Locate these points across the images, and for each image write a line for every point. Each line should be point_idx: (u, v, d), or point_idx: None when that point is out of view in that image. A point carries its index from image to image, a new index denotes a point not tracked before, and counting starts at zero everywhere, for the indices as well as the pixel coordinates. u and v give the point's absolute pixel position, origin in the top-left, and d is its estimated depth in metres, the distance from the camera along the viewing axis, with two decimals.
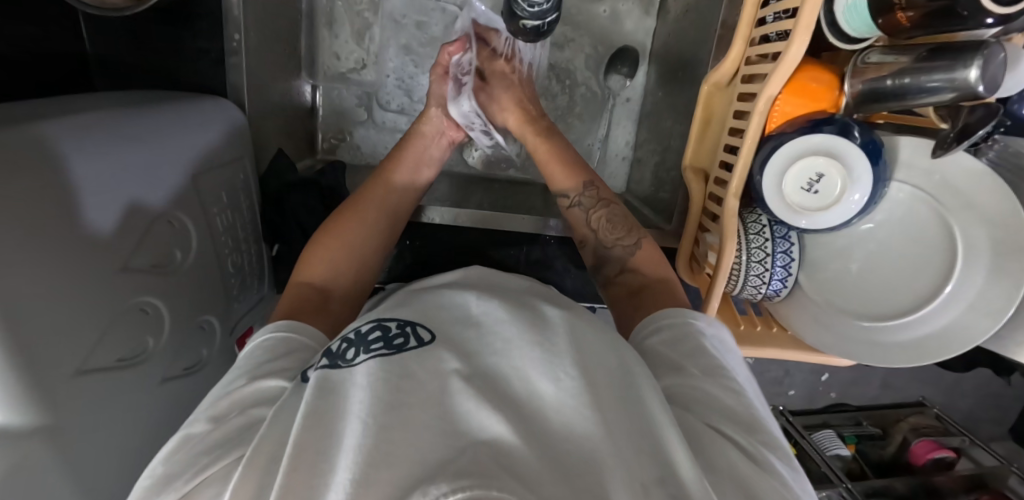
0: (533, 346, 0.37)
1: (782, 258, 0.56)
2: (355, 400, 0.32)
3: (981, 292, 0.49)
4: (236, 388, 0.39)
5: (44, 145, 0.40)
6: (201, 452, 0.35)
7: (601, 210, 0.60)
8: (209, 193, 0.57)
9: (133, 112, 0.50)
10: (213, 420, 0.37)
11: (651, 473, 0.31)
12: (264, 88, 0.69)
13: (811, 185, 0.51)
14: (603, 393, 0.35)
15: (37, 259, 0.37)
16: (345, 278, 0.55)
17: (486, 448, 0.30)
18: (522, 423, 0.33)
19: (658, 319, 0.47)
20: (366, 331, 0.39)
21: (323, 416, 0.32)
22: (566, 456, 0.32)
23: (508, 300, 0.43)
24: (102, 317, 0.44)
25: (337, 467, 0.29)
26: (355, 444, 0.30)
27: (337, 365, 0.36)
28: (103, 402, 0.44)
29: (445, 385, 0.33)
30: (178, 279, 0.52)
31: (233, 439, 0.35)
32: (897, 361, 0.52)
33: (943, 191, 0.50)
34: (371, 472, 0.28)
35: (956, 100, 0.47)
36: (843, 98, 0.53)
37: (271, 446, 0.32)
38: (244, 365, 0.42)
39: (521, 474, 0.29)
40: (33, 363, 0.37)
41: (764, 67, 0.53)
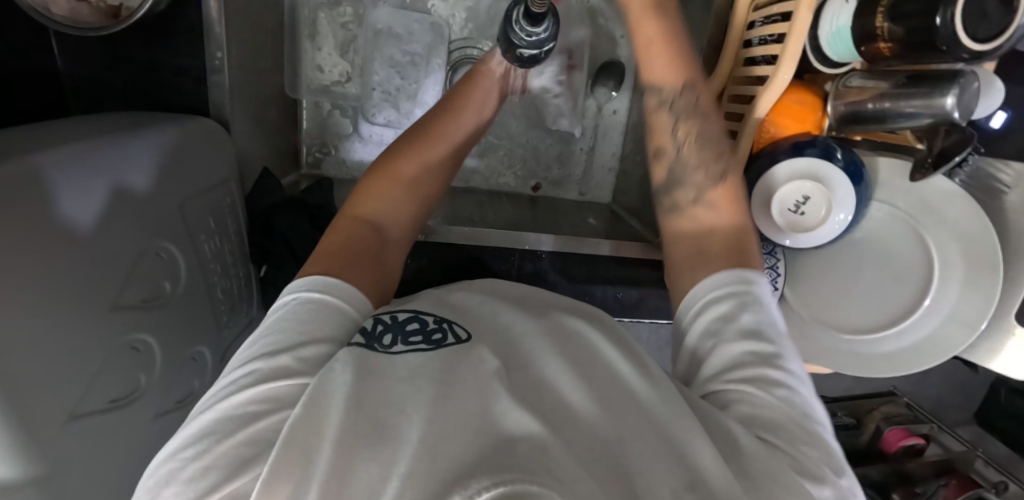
0: (562, 364, 0.37)
1: (771, 275, 0.56)
2: (401, 395, 0.31)
3: (957, 306, 0.51)
4: (266, 361, 0.35)
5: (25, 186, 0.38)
6: (229, 432, 0.31)
7: (692, 124, 0.54)
8: (197, 220, 0.55)
9: (117, 140, 0.48)
10: (239, 396, 0.33)
11: (682, 481, 0.30)
12: (246, 105, 0.67)
13: (798, 207, 0.52)
14: (631, 413, 0.34)
15: (23, 310, 0.36)
16: (395, 221, 0.53)
17: (523, 445, 0.28)
18: (554, 428, 0.31)
19: (708, 285, 0.43)
20: (403, 320, 0.39)
21: (367, 406, 0.30)
22: (604, 466, 0.29)
23: (536, 313, 0.44)
24: (92, 359, 0.42)
25: (388, 455, 0.27)
26: (413, 439, 0.27)
27: (374, 348, 0.36)
28: (96, 446, 0.43)
29: (486, 385, 0.33)
30: (169, 313, 0.51)
31: (261, 427, 0.31)
32: (882, 371, 0.53)
33: (919, 209, 0.52)
34: (420, 461, 0.26)
35: (933, 125, 0.49)
36: (826, 119, 0.55)
37: (302, 435, 0.29)
38: (272, 332, 0.38)
39: (557, 474, 0.26)
40: (19, 419, 0.35)
41: (753, 88, 0.55)
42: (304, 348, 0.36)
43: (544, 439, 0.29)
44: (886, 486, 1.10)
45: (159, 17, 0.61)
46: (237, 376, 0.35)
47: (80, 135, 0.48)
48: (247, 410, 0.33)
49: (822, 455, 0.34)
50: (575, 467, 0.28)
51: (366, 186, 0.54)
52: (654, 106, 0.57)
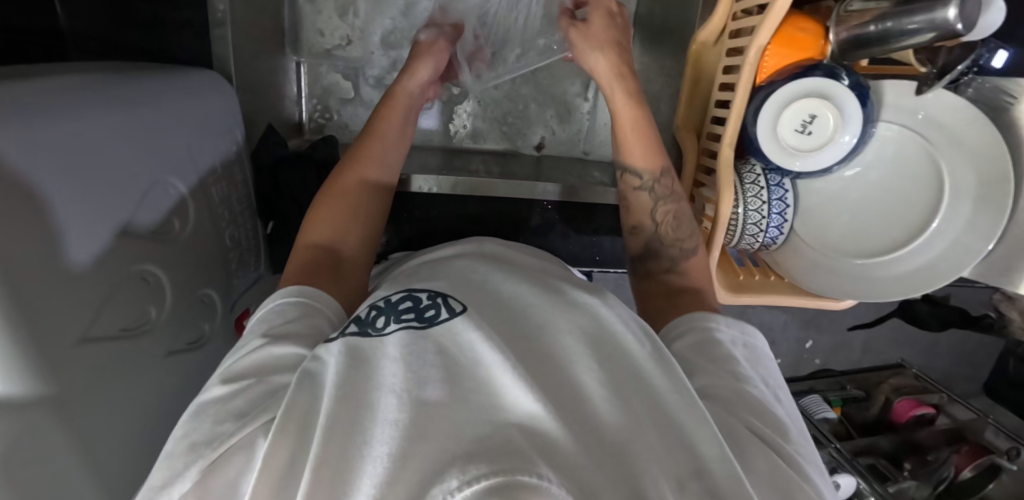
0: (571, 332, 0.36)
1: (778, 206, 0.57)
2: (387, 372, 0.33)
3: (968, 222, 0.52)
4: (252, 349, 0.38)
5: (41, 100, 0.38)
6: (223, 417, 0.34)
7: (672, 206, 0.58)
8: (205, 164, 0.56)
9: (115, 79, 0.49)
10: (232, 381, 0.36)
11: (686, 466, 0.30)
12: (247, 64, 0.68)
13: (805, 126, 0.53)
14: (634, 379, 0.34)
15: (45, 211, 0.36)
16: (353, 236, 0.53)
17: (521, 429, 0.29)
18: (558, 398, 0.31)
19: (689, 320, 0.47)
20: (396, 300, 0.40)
21: (359, 390, 0.32)
22: (604, 438, 0.30)
23: (529, 278, 0.43)
24: (104, 283, 0.42)
25: (373, 439, 0.29)
26: (393, 418, 0.29)
27: (366, 332, 0.37)
28: (108, 370, 0.43)
29: (485, 361, 0.32)
30: (178, 249, 0.51)
31: (255, 404, 0.34)
32: (894, 293, 0.54)
33: (930, 128, 0.53)
34: (409, 446, 0.27)
35: (935, 41, 0.48)
36: (829, 46, 0.55)
37: (297, 416, 0.32)
38: (258, 328, 0.42)
39: (557, 459, 0.27)
40: (34, 326, 0.35)
41: (752, 19, 0.54)
42: (286, 339, 0.40)
43: (548, 425, 0.29)
44: (898, 457, 1.07)
45: None
46: (234, 363, 0.38)
47: (90, 75, 0.48)
48: (241, 397, 0.35)
49: (771, 427, 0.39)
50: (578, 453, 0.28)
51: (316, 208, 0.53)
52: (635, 186, 0.60)
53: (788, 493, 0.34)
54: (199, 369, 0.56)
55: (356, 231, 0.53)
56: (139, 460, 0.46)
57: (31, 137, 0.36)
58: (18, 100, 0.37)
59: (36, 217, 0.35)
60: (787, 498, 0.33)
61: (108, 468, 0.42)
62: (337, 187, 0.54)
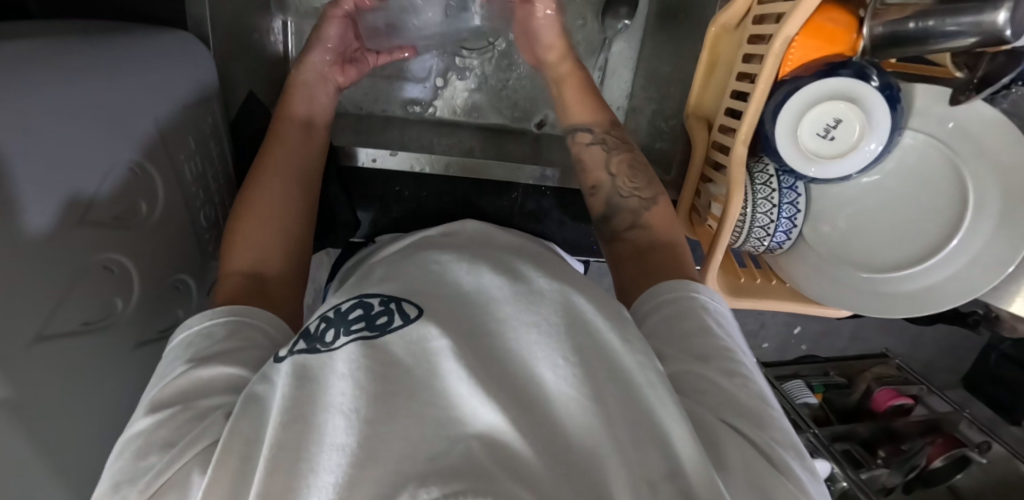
0: (535, 326, 0.36)
1: (788, 210, 0.55)
2: (336, 391, 0.33)
3: (987, 244, 0.48)
4: (174, 376, 0.37)
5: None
6: (148, 451, 0.34)
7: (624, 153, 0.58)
8: (175, 140, 0.51)
9: (67, 45, 0.43)
10: (155, 412, 0.35)
11: (659, 469, 0.31)
12: (228, 24, 0.62)
13: (827, 131, 0.49)
14: (603, 382, 0.34)
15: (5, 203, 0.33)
16: (277, 253, 0.49)
17: (482, 442, 0.30)
18: (519, 411, 0.32)
19: (662, 291, 0.45)
20: (347, 310, 0.39)
21: (304, 411, 0.32)
22: (568, 451, 0.31)
23: (491, 264, 0.42)
24: (61, 277, 0.39)
25: (318, 467, 0.30)
26: (342, 442, 0.30)
27: (315, 349, 0.36)
28: (69, 369, 0.40)
29: (435, 367, 0.33)
30: (146, 235, 0.47)
31: (183, 436, 0.34)
32: (899, 312, 0.52)
33: (958, 138, 0.49)
34: (359, 473, 0.28)
35: (977, 46, 0.45)
36: (860, 42, 0.50)
37: (240, 441, 0.33)
38: (180, 355, 0.40)
39: (518, 470, 0.29)
40: None
41: (781, 6, 0.50)
42: (212, 361, 0.38)
43: (510, 437, 0.30)
44: (873, 443, 1.07)
45: None
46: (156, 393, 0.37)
47: (41, 36, 0.43)
48: (167, 426, 0.35)
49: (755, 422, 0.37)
50: (541, 467, 0.30)
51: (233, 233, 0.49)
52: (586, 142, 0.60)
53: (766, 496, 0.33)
54: None
55: (280, 238, 0.50)
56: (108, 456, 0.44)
57: None
58: None
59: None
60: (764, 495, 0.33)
61: (71, 467, 0.40)
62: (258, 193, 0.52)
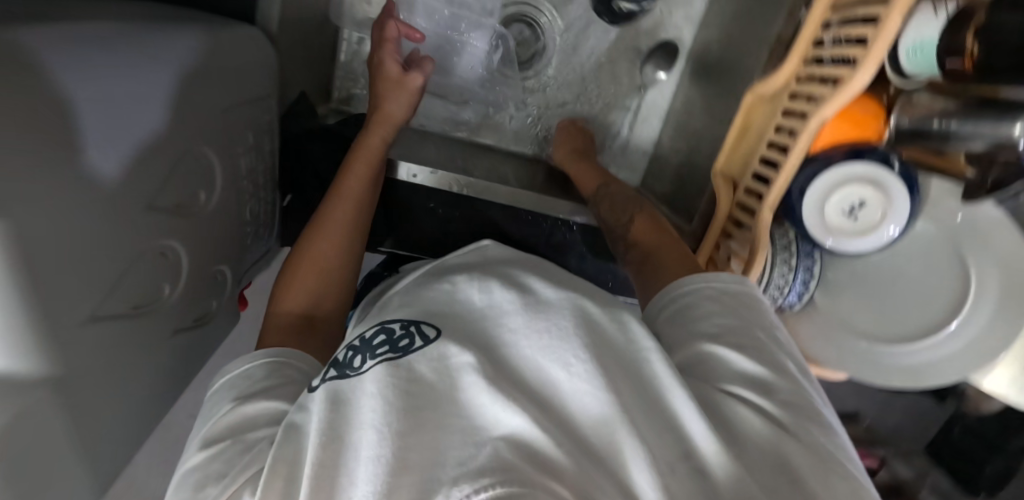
0: (541, 332, 0.38)
1: (804, 274, 0.58)
2: (366, 409, 0.35)
3: (982, 331, 0.53)
4: (223, 413, 0.42)
5: (67, 58, 0.35)
6: (205, 482, 0.37)
7: (605, 200, 0.68)
8: (236, 133, 0.52)
9: (155, 30, 0.45)
10: (209, 447, 0.40)
11: (675, 452, 0.34)
12: (293, 25, 0.64)
13: (851, 209, 0.53)
14: (617, 375, 0.36)
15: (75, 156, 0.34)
16: (326, 296, 0.56)
17: (508, 443, 0.32)
18: (540, 413, 0.34)
19: (678, 286, 0.49)
20: (370, 336, 0.43)
21: (338, 431, 0.35)
22: (586, 438, 0.34)
23: (497, 279, 0.45)
24: (123, 258, 0.39)
25: (358, 480, 0.32)
26: (374, 454, 0.32)
27: (345, 374, 0.40)
28: (114, 349, 0.40)
29: (456, 381, 0.36)
30: (201, 223, 0.48)
31: (232, 465, 0.38)
32: (892, 381, 0.55)
33: (966, 230, 0.54)
34: (395, 479, 0.31)
35: (992, 152, 0.48)
36: (887, 129, 0.56)
37: (286, 468, 0.35)
38: (229, 394, 0.45)
39: (552, 471, 0.31)
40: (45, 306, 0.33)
41: (821, 89, 0.54)
42: (255, 398, 0.43)
43: (535, 437, 0.32)
44: None
45: None
46: (209, 433, 0.41)
47: (130, 20, 0.44)
48: (218, 457, 0.39)
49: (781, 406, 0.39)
50: (567, 462, 0.32)
51: (285, 280, 0.56)
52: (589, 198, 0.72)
53: (788, 474, 0.35)
54: (199, 344, 0.54)
55: (335, 289, 0.57)
56: (129, 437, 0.44)
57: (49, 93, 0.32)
58: (47, 48, 0.34)
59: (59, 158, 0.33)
60: (784, 472, 0.35)
61: (98, 447, 0.40)
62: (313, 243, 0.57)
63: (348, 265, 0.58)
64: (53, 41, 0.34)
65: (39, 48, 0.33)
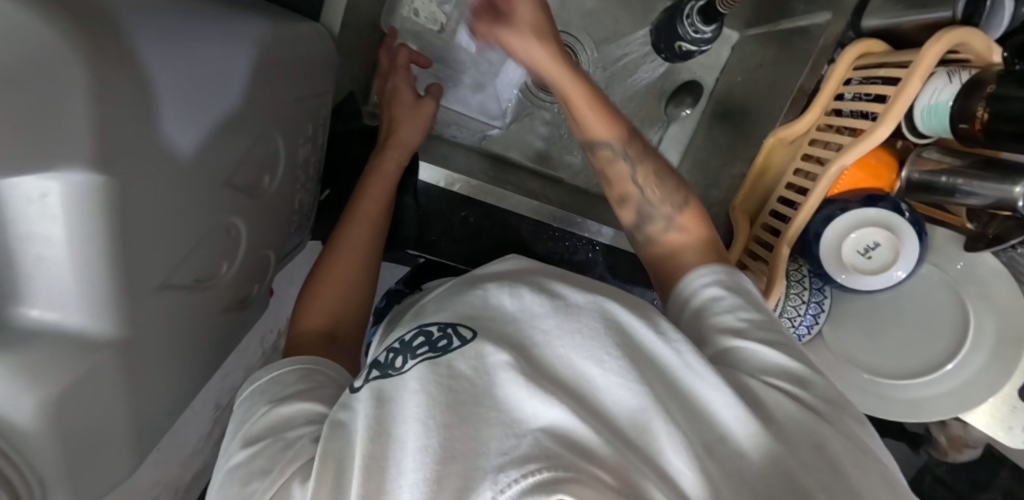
0: (575, 332, 0.40)
1: (814, 308, 0.62)
2: (410, 405, 0.37)
3: (978, 372, 0.57)
4: (259, 415, 0.43)
5: (172, 35, 0.36)
6: (250, 478, 0.39)
7: (648, 165, 0.60)
8: (298, 125, 0.54)
9: (246, 20, 0.47)
10: (251, 445, 0.42)
11: (704, 440, 0.37)
12: (351, 29, 0.67)
13: (866, 250, 0.57)
14: (646, 371, 0.39)
15: (153, 127, 0.34)
16: (346, 313, 0.58)
17: (549, 433, 0.34)
18: (579, 408, 0.36)
19: (694, 282, 0.52)
20: (411, 339, 0.44)
21: (383, 426, 0.37)
22: (623, 428, 0.36)
23: (527, 284, 0.46)
24: (196, 231, 0.41)
25: (405, 470, 0.34)
26: (418, 444, 0.34)
27: (388, 374, 0.41)
28: (174, 318, 0.41)
29: (493, 377, 0.37)
30: (262, 206, 0.49)
31: (272, 464, 0.39)
32: (895, 414, 0.59)
33: (966, 278, 0.58)
34: (443, 469, 0.32)
35: (992, 208, 0.54)
36: (898, 181, 0.60)
37: (331, 462, 0.37)
38: (266, 393, 0.46)
39: (595, 457, 0.33)
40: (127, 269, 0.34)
41: (841, 138, 0.59)
42: (289, 400, 0.45)
43: (574, 428, 0.34)
44: None
45: None
46: (247, 433, 0.43)
47: (221, 7, 0.46)
48: (259, 457, 0.40)
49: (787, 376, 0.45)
50: (608, 451, 0.34)
51: (306, 301, 0.57)
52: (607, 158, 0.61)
53: (817, 449, 0.39)
54: (237, 325, 0.54)
55: (356, 307, 0.59)
56: (169, 409, 0.45)
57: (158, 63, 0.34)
58: (158, 24, 0.35)
59: (137, 123, 0.32)
60: (817, 448, 0.39)
61: (145, 413, 0.41)
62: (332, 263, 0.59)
63: (368, 280, 0.60)
64: (161, 11, 0.37)
65: (151, 22, 0.35)
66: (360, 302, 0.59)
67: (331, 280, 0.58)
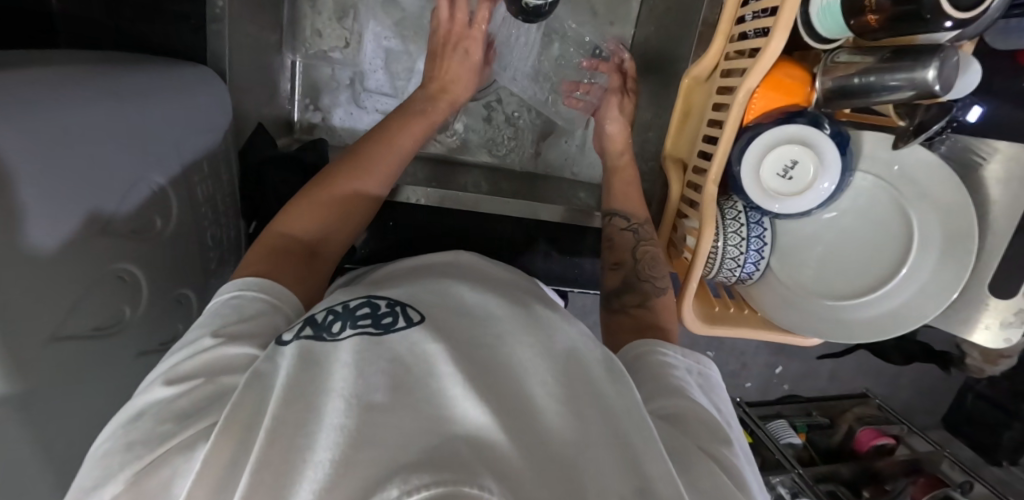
0: (528, 345, 0.35)
1: (756, 243, 0.59)
2: (338, 377, 0.30)
3: (932, 274, 0.54)
4: (202, 350, 0.37)
5: (22, 97, 0.37)
6: (167, 418, 0.33)
7: (651, 248, 0.63)
8: (194, 167, 0.57)
9: (112, 74, 0.48)
10: (178, 383, 0.36)
11: (630, 480, 0.29)
12: (245, 63, 0.67)
13: (787, 171, 0.55)
14: (586, 400, 0.33)
15: (15, 230, 0.34)
16: (325, 233, 0.54)
17: (469, 440, 0.28)
18: (510, 418, 0.30)
19: (637, 348, 0.48)
20: (354, 306, 0.38)
21: (306, 390, 0.30)
22: (549, 452, 0.29)
23: (503, 296, 0.41)
24: (80, 281, 0.42)
25: (316, 444, 0.27)
26: (338, 422, 0.27)
27: (320, 338, 0.35)
28: (82, 369, 0.42)
29: (431, 368, 0.32)
30: (158, 246, 0.51)
31: (200, 409, 0.34)
32: (858, 335, 0.57)
33: (903, 181, 0.55)
34: (353, 452, 0.26)
35: (915, 98, 0.50)
36: (814, 94, 0.56)
37: (243, 417, 0.31)
38: (211, 323, 0.40)
39: (501, 471, 0.26)
40: (8, 331, 0.34)
41: (744, 62, 0.56)
42: (240, 340, 0.39)
43: (497, 438, 0.28)
44: (856, 484, 1.03)
45: None
46: (180, 363, 0.37)
47: (84, 67, 0.48)
48: (184, 399, 0.34)
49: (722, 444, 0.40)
50: (522, 465, 0.27)
51: (291, 207, 0.54)
52: (620, 227, 0.65)
53: None
54: None
55: (334, 239, 0.55)
56: None
57: (13, 129, 0.34)
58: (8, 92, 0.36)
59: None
60: None
61: (75, 461, 0.42)
62: (309, 201, 0.54)
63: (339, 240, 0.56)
64: (7, 79, 0.37)
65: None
66: (336, 236, 0.55)
67: (318, 200, 0.55)
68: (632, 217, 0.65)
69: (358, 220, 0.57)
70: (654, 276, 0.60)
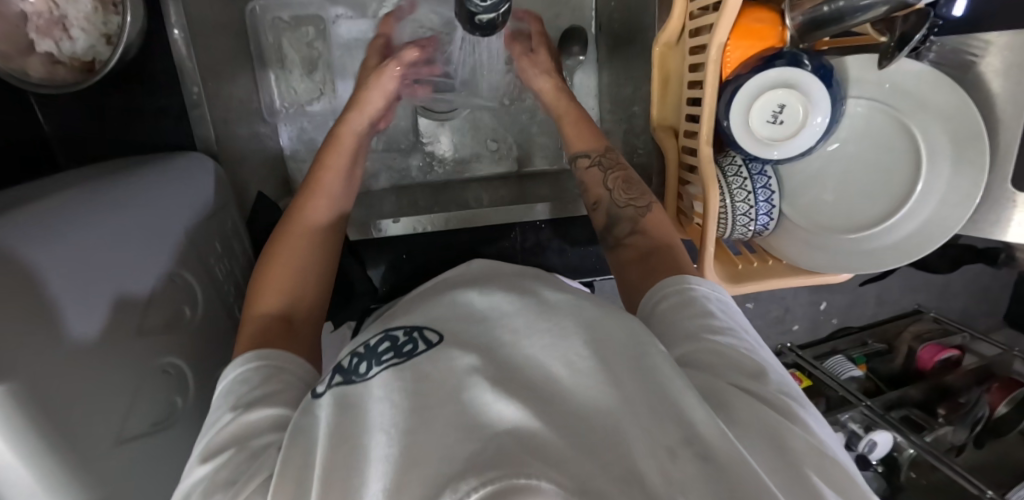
0: (542, 333, 0.34)
1: (764, 193, 0.58)
2: (377, 413, 0.32)
3: (950, 182, 0.53)
4: (224, 424, 0.39)
5: (38, 234, 0.39)
6: (213, 490, 0.35)
7: (620, 172, 0.60)
8: (208, 249, 0.59)
9: (106, 187, 0.50)
10: (212, 459, 0.37)
11: (674, 435, 0.29)
12: (232, 138, 0.69)
13: (776, 116, 0.54)
14: (618, 368, 0.32)
15: (65, 359, 0.37)
16: (305, 289, 0.53)
17: (511, 435, 0.28)
18: (543, 406, 0.30)
19: (664, 285, 0.46)
20: (375, 343, 0.38)
21: (349, 433, 0.32)
22: (590, 426, 0.29)
23: (511, 288, 0.40)
24: (130, 384, 0.44)
25: (369, 477, 0.29)
26: (386, 452, 0.29)
27: (351, 381, 0.36)
28: (150, 464, 0.45)
29: (462, 380, 0.31)
30: (192, 333, 0.54)
31: (242, 471, 0.35)
32: (891, 260, 0.56)
33: (897, 96, 0.54)
34: (403, 475, 0.27)
35: (889, 13, 0.49)
36: (787, 32, 0.54)
37: (292, 475, 0.32)
38: (226, 399, 0.42)
39: (544, 452, 0.27)
40: (76, 451, 0.36)
41: (709, 18, 0.55)
42: (257, 405, 0.40)
43: (535, 427, 0.28)
44: (930, 404, 1.02)
45: (131, 65, 0.66)
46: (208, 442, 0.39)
47: (87, 184, 0.50)
48: (222, 469, 0.36)
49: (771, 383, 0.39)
50: (565, 445, 0.27)
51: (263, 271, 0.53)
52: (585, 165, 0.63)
53: (783, 446, 0.34)
54: None
55: (315, 289, 0.54)
56: None
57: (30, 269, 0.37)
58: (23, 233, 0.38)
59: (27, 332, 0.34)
60: (783, 446, 0.34)
61: None
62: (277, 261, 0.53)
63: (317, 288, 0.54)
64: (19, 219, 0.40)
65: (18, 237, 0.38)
66: (316, 290, 0.54)
67: (282, 256, 0.53)
68: (593, 152, 0.63)
69: (327, 262, 0.56)
70: (632, 197, 0.58)
